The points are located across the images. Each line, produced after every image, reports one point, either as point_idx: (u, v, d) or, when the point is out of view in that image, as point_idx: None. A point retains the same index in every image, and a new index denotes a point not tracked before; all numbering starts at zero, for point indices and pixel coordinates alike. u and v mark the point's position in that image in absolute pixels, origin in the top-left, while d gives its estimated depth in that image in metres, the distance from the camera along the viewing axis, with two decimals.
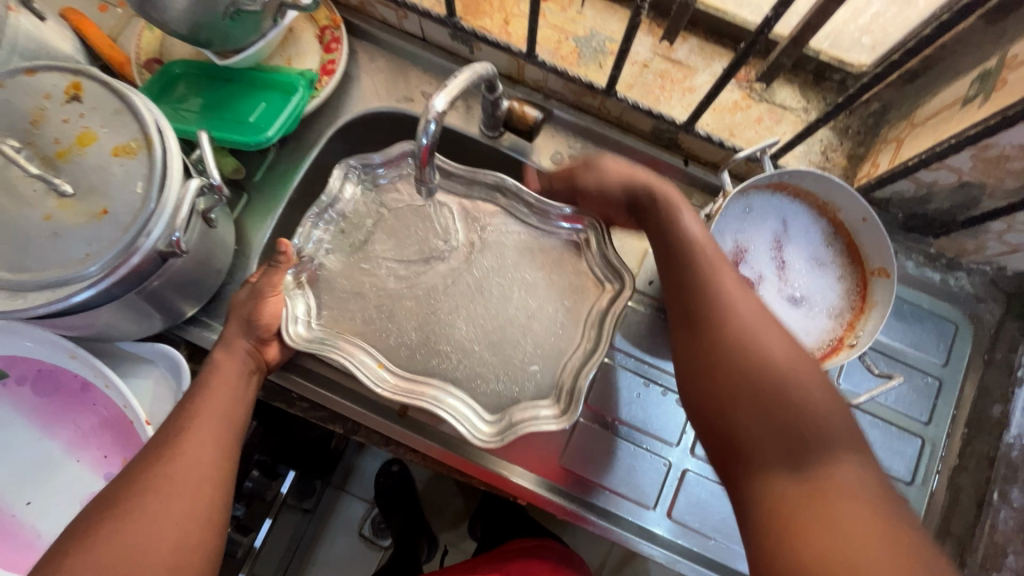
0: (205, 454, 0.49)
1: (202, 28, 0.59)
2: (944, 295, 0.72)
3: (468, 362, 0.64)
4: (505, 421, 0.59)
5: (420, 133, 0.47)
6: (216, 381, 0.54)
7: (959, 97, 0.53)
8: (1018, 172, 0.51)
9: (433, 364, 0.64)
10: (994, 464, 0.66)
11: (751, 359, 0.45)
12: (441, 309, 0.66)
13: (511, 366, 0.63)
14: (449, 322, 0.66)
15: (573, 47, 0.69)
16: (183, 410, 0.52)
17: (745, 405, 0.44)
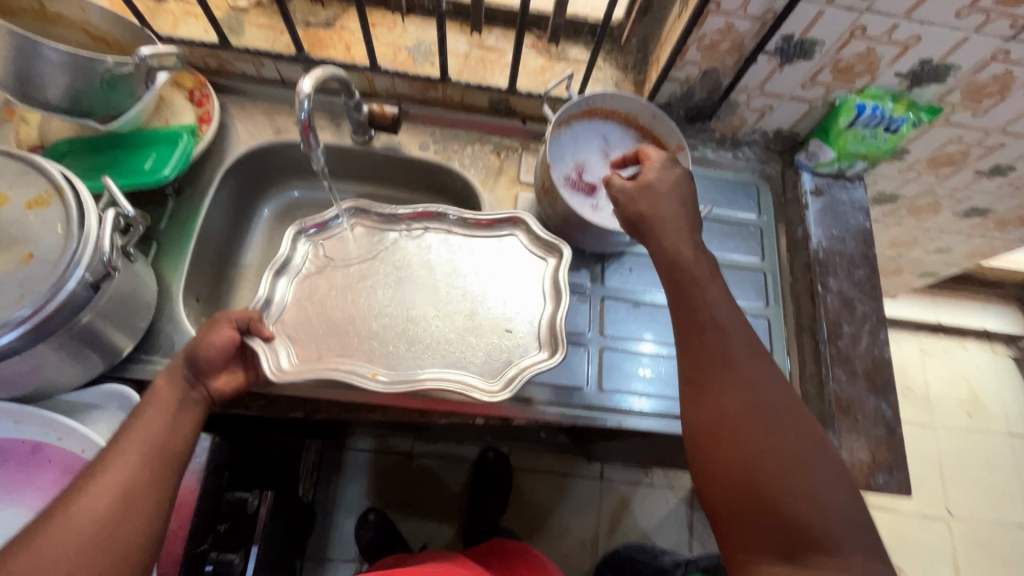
0: (131, 468, 0.53)
1: (82, 97, 0.69)
2: (739, 168, 0.95)
3: (435, 336, 0.71)
4: (508, 378, 0.66)
5: (297, 110, 0.59)
6: (151, 411, 0.58)
7: (675, 13, 0.76)
8: (727, 49, 0.74)
9: (397, 346, 0.70)
10: (811, 266, 0.87)
11: (771, 517, 0.46)
12: (379, 295, 0.75)
13: (486, 328, 0.72)
14: (389, 297, 0.74)
15: (407, 55, 0.86)
16: (120, 431, 0.56)
17: (755, 509, 0.47)
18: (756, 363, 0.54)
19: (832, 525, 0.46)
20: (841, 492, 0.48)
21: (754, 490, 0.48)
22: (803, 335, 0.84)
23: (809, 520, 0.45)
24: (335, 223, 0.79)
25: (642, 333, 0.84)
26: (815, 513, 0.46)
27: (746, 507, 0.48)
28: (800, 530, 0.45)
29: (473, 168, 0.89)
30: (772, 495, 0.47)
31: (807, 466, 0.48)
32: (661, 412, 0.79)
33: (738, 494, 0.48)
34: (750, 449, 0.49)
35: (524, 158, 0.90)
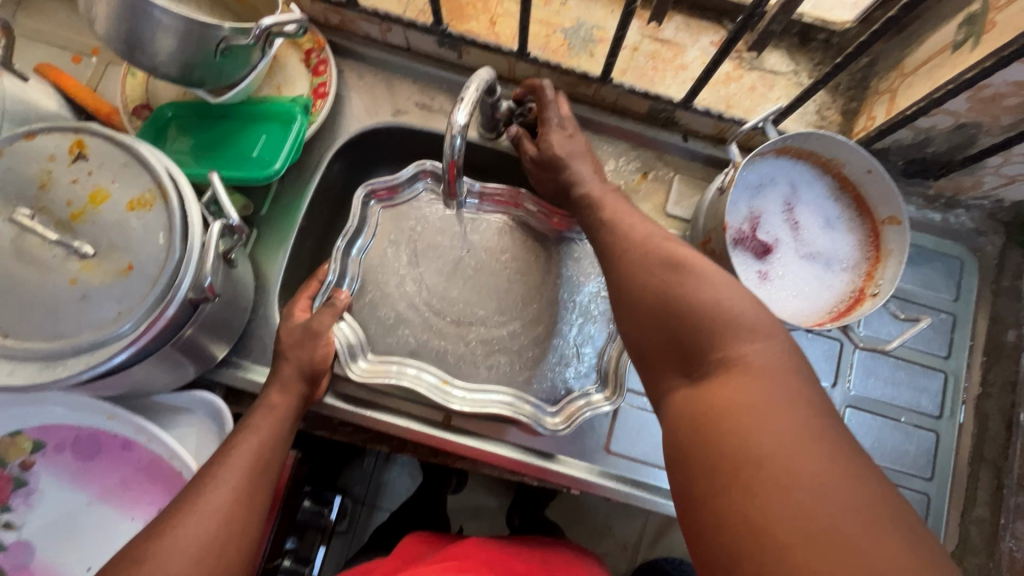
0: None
1: (193, 67, 0.58)
2: (945, 233, 0.75)
3: (496, 352, 0.70)
4: (569, 411, 0.66)
5: (447, 148, 0.50)
6: (214, 501, 0.48)
7: (949, 41, 0.55)
8: (1013, 107, 0.54)
9: (470, 359, 0.69)
10: (1016, 385, 0.69)
11: (712, 428, 0.39)
12: (442, 290, 0.72)
13: (531, 355, 0.70)
14: (452, 297, 0.72)
15: (561, 40, 0.70)
16: (168, 521, 0.47)
17: (673, 345, 0.46)
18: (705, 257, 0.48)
19: (744, 332, 0.43)
20: (739, 295, 0.45)
21: (662, 340, 0.46)
22: (981, 466, 0.69)
23: (720, 327, 0.43)
24: (416, 185, 0.74)
25: None
26: (727, 330, 0.43)
27: (667, 361, 0.46)
28: (741, 433, 0.37)
29: None
30: (682, 325, 0.45)
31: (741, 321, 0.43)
32: None
33: (646, 339, 0.48)
34: (653, 282, 0.48)
35: (677, 184, 0.74)
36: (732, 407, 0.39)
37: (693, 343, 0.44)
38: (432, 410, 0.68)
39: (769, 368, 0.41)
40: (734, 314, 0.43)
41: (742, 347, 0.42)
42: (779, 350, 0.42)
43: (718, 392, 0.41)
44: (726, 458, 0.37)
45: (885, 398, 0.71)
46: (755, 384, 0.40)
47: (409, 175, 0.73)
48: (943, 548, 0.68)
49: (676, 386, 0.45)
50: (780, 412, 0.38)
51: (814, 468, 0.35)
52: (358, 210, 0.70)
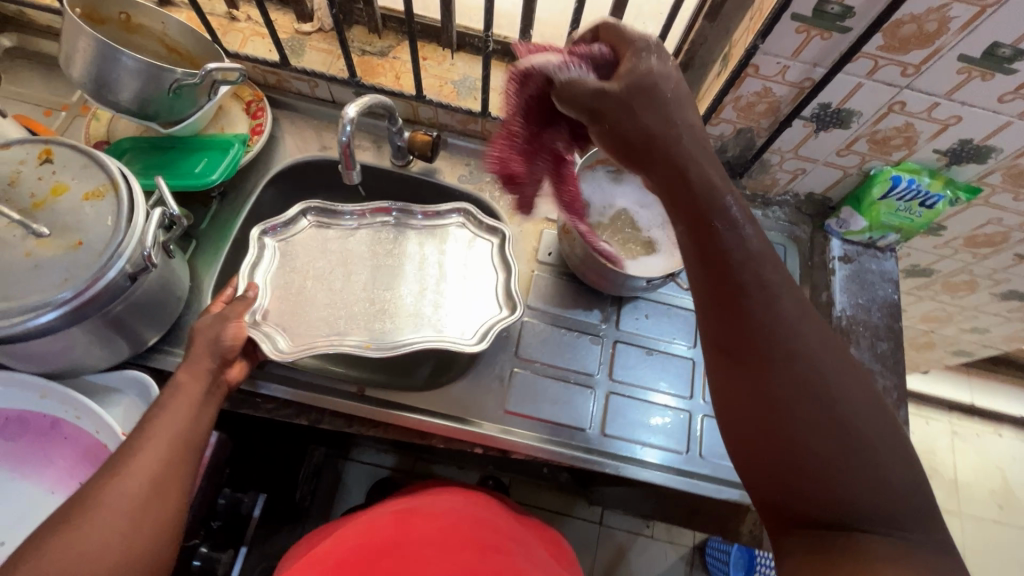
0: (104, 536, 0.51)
1: (150, 102, 0.74)
2: (766, 226, 0.94)
3: (403, 305, 0.82)
4: (481, 331, 0.79)
5: (340, 131, 0.61)
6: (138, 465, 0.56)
7: (716, 71, 0.78)
8: (764, 111, 0.76)
9: (378, 313, 0.81)
10: (834, 333, 0.84)
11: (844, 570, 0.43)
12: (343, 277, 0.84)
13: (436, 309, 0.82)
14: (353, 281, 0.83)
15: (452, 88, 0.90)
16: (101, 485, 0.54)
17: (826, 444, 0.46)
18: (813, 321, 0.49)
19: (891, 502, 0.45)
20: (868, 417, 0.46)
21: (786, 437, 0.47)
22: None
23: (833, 482, 0.45)
24: (291, 226, 0.86)
25: (649, 382, 0.83)
26: (849, 475, 0.45)
27: (773, 456, 0.48)
28: (874, 509, 0.44)
29: (502, 202, 0.92)
30: (820, 433, 0.46)
31: (843, 411, 0.46)
32: (659, 464, 0.78)
33: (768, 418, 0.47)
34: (810, 409, 0.46)
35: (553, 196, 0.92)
36: (865, 500, 0.45)
37: (816, 455, 0.46)
38: (346, 384, 0.77)
39: (887, 486, 0.45)
40: (841, 420, 0.46)
41: (883, 528, 0.45)
42: (912, 471, 0.46)
43: (839, 539, 0.45)
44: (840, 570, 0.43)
45: None
46: (880, 549, 0.43)
47: (295, 210, 0.85)
48: None
49: (815, 518, 0.46)
50: (909, 481, 0.45)
51: None
52: (253, 245, 0.81)
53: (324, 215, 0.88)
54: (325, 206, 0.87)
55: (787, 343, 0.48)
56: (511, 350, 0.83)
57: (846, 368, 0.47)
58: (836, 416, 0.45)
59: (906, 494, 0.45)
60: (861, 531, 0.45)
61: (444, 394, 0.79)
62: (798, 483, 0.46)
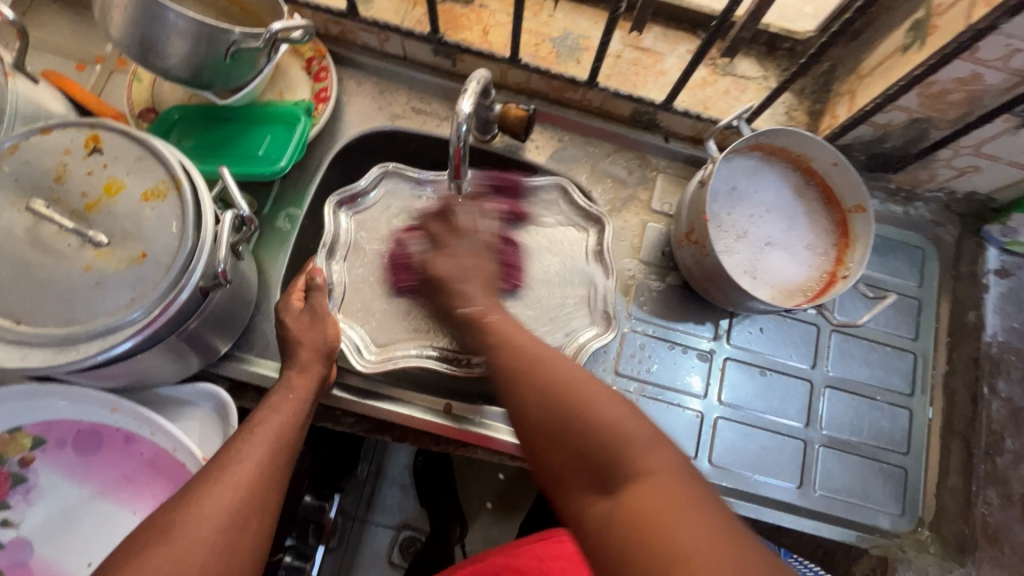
0: (201, 552, 0.44)
1: (204, 70, 0.61)
2: (907, 224, 0.80)
3: None
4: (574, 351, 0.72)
5: (453, 134, 0.56)
6: (238, 473, 0.49)
7: (898, 45, 0.62)
8: (957, 102, 0.60)
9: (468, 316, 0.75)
10: (979, 362, 0.74)
11: (642, 523, 0.35)
12: None
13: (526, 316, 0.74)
14: None
15: (550, 48, 0.75)
16: (186, 503, 0.46)
17: (569, 452, 0.40)
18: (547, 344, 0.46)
19: (634, 472, 0.38)
20: (616, 398, 0.42)
21: (536, 443, 0.42)
22: (952, 439, 0.73)
23: (577, 425, 0.40)
24: (369, 196, 0.76)
25: (762, 406, 0.74)
26: (592, 426, 0.40)
27: (561, 457, 0.41)
28: (633, 453, 0.39)
29: (599, 187, 0.79)
30: (559, 407, 0.41)
31: (588, 396, 0.42)
32: (772, 498, 0.71)
33: (543, 427, 0.41)
34: (537, 396, 0.42)
35: (660, 183, 0.79)
36: (625, 441, 0.39)
37: (563, 434, 0.41)
38: (433, 399, 0.70)
39: (621, 432, 0.40)
40: (557, 371, 0.43)
41: (641, 462, 0.38)
42: (661, 436, 0.40)
43: (619, 496, 0.37)
44: (661, 520, 0.35)
45: (862, 378, 0.76)
46: (655, 485, 0.37)
47: (372, 177, 0.76)
48: (922, 519, 0.72)
49: (574, 485, 0.40)
50: (626, 428, 0.40)
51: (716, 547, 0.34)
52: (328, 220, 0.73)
53: (401, 185, 0.78)
54: (401, 171, 0.77)
55: (534, 347, 0.46)
56: (609, 364, 0.73)
57: (542, 346, 0.46)
58: (570, 376, 0.43)
59: (632, 432, 0.40)
60: (648, 491, 0.37)
61: None
62: (567, 469, 0.41)
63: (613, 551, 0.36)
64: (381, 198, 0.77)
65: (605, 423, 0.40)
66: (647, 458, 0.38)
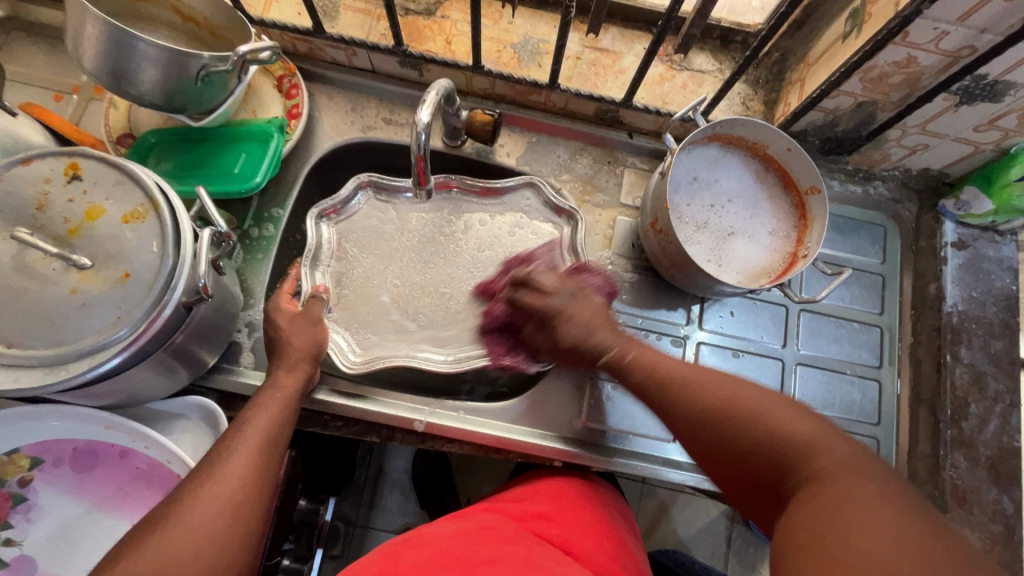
0: (200, 537, 0.47)
1: (176, 93, 0.64)
2: (868, 203, 0.83)
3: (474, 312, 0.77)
4: None
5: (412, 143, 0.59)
6: (230, 466, 0.51)
7: (839, 33, 0.65)
8: (898, 84, 0.64)
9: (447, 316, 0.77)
10: (942, 331, 0.77)
11: (833, 511, 0.40)
12: (415, 267, 0.79)
13: None
14: (421, 276, 0.78)
15: (512, 53, 0.78)
16: (182, 496, 0.49)
17: (727, 467, 0.50)
18: (749, 385, 0.51)
19: (819, 469, 0.44)
20: (797, 412, 0.48)
21: (716, 456, 0.50)
22: (920, 407, 0.76)
23: (740, 420, 0.49)
24: (352, 203, 0.79)
25: None
26: (744, 416, 0.49)
27: (730, 481, 0.51)
28: (817, 451, 0.45)
29: (569, 184, 0.82)
30: (735, 435, 0.49)
31: (754, 403, 0.49)
32: None
33: (701, 446, 0.51)
34: (730, 425, 0.49)
35: (627, 177, 0.82)
36: (784, 425, 0.47)
37: (732, 453, 0.49)
38: (415, 398, 0.72)
39: (792, 439, 0.46)
40: (745, 401, 0.50)
41: (817, 461, 0.45)
42: (840, 442, 0.46)
43: (815, 492, 0.43)
44: (824, 516, 0.40)
45: (831, 353, 0.79)
46: (846, 498, 0.41)
47: (350, 187, 0.78)
48: None
49: (762, 510, 0.49)
50: (785, 422, 0.47)
51: (890, 527, 0.38)
52: (312, 233, 0.76)
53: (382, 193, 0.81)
54: (378, 179, 0.79)
55: (675, 367, 0.56)
56: (586, 354, 0.76)
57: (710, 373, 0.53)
58: (770, 421, 0.48)
59: (808, 432, 0.46)
60: (863, 488, 0.41)
61: (514, 406, 0.73)
62: (755, 479, 0.48)
63: (806, 546, 0.40)
64: (365, 206, 0.80)
65: (779, 434, 0.47)
66: (829, 451, 0.45)
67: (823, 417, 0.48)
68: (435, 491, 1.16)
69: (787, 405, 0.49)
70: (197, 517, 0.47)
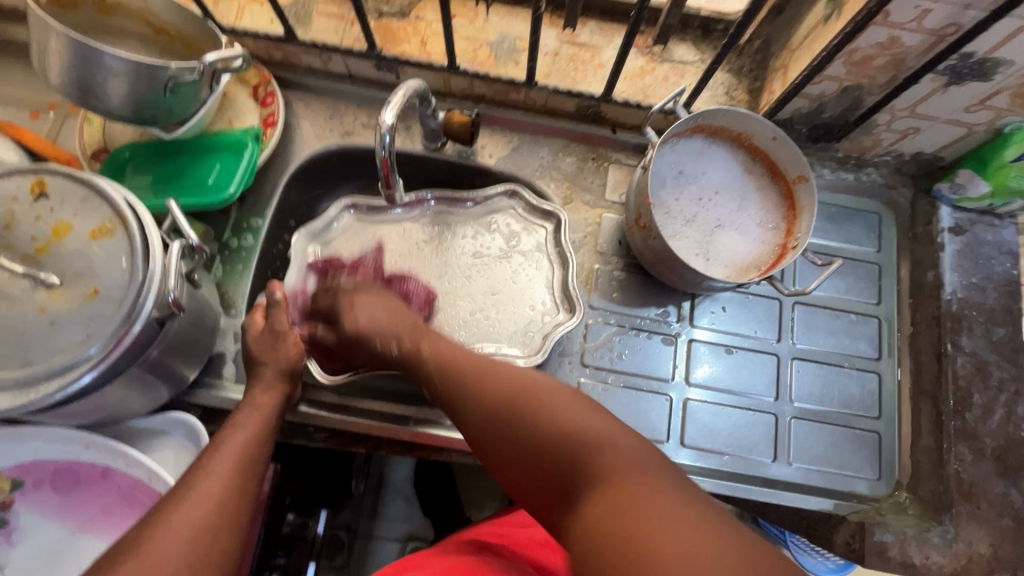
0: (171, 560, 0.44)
1: (145, 106, 0.63)
2: (860, 192, 0.81)
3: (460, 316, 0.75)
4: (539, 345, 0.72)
5: (376, 146, 0.59)
6: (208, 486, 0.50)
7: (819, 16, 0.63)
8: (882, 67, 0.62)
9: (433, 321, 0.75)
10: (941, 320, 0.75)
11: (623, 500, 0.38)
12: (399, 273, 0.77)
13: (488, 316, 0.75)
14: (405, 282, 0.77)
15: (488, 52, 0.77)
16: (155, 518, 0.47)
17: (514, 458, 0.47)
18: (567, 392, 0.48)
19: (610, 465, 0.41)
20: (579, 403, 0.47)
21: (504, 456, 0.47)
22: (922, 399, 0.74)
23: (575, 451, 0.43)
24: (336, 223, 0.78)
25: (731, 384, 0.75)
26: (593, 451, 0.43)
27: (529, 481, 0.46)
28: (605, 456, 0.42)
29: (553, 183, 0.80)
30: (546, 448, 0.45)
31: (576, 411, 0.46)
32: (747, 475, 0.71)
33: (493, 441, 0.48)
34: (536, 432, 0.46)
35: (612, 174, 0.80)
36: (578, 431, 0.44)
37: (569, 477, 0.43)
38: (401, 406, 0.70)
39: (580, 437, 0.44)
40: (547, 399, 0.47)
41: (605, 454, 0.42)
42: (631, 442, 0.43)
43: (581, 500, 0.41)
44: (621, 525, 0.37)
45: (828, 347, 0.77)
46: (633, 485, 0.39)
47: (337, 206, 0.78)
48: (899, 482, 0.72)
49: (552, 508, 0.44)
50: (600, 425, 0.45)
51: (685, 518, 0.36)
52: (295, 250, 0.75)
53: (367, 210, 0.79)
54: (367, 200, 0.79)
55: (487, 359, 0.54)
56: (575, 356, 0.74)
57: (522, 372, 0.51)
58: (556, 398, 0.47)
59: (599, 425, 0.45)
60: (649, 488, 0.39)
61: None
62: (530, 484, 0.46)
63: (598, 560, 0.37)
64: (349, 225, 0.79)
65: (565, 433, 0.44)
66: (621, 454, 0.42)
67: (611, 415, 0.46)
68: (434, 500, 1.14)
69: (599, 411, 0.46)
70: (167, 539, 0.45)
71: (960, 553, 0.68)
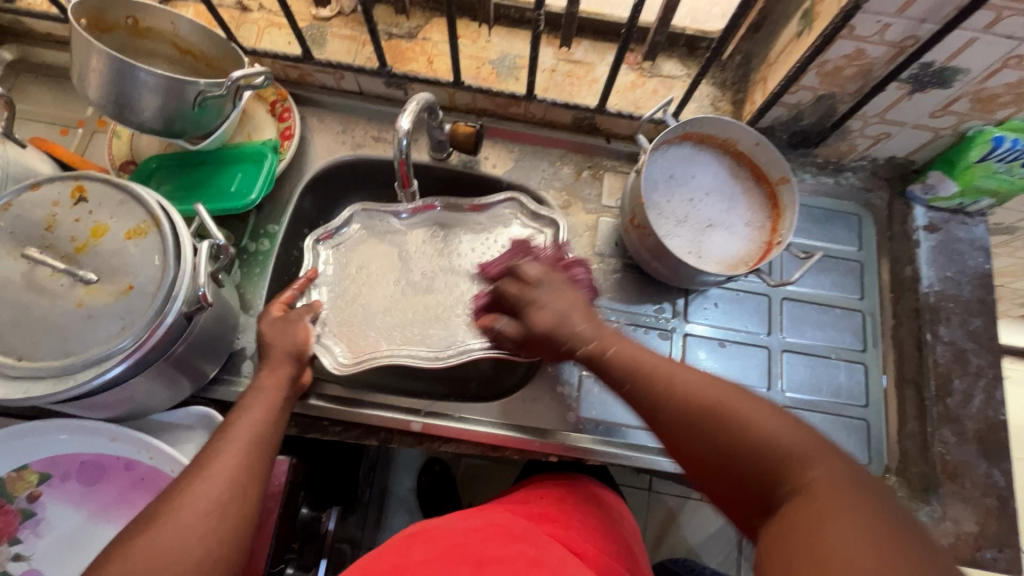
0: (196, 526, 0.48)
1: (175, 119, 0.68)
2: (840, 194, 0.86)
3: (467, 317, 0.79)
4: None
5: (395, 148, 0.64)
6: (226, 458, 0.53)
7: (793, 32, 0.69)
8: (852, 76, 0.68)
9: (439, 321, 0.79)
10: (920, 311, 0.79)
11: (813, 527, 0.38)
12: (409, 279, 0.82)
13: None
14: (415, 287, 0.81)
15: (490, 69, 0.83)
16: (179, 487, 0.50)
17: (695, 454, 0.48)
18: (749, 397, 0.47)
19: (801, 481, 0.42)
20: (775, 415, 0.46)
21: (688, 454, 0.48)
22: (906, 387, 0.78)
23: (749, 451, 0.45)
24: (345, 230, 0.82)
25: (725, 376, 0.79)
26: (779, 463, 0.43)
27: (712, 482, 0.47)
28: (793, 475, 0.42)
29: (552, 189, 0.85)
30: (730, 451, 0.46)
31: (759, 416, 0.46)
32: None
33: (674, 439, 0.49)
34: (713, 439, 0.46)
35: (607, 180, 0.85)
36: (764, 429, 0.45)
37: (742, 475, 0.45)
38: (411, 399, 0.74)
39: (778, 449, 0.44)
40: (727, 406, 0.47)
41: (804, 474, 0.42)
42: (829, 467, 0.42)
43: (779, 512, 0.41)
44: (804, 539, 0.38)
45: (816, 339, 0.81)
46: (823, 505, 0.39)
47: (346, 214, 0.82)
48: (888, 466, 0.76)
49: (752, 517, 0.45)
50: (772, 432, 0.45)
51: (869, 544, 0.36)
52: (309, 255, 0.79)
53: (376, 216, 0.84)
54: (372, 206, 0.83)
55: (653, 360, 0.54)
56: (576, 351, 0.78)
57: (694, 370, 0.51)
58: (744, 413, 0.46)
59: (782, 431, 0.44)
60: (836, 513, 0.38)
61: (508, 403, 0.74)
62: (724, 482, 0.47)
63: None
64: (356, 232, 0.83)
65: (760, 441, 0.44)
66: (801, 472, 0.42)
67: (794, 420, 0.45)
68: (440, 505, 1.16)
69: (777, 415, 0.46)
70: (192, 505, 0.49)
71: (949, 531, 0.71)
